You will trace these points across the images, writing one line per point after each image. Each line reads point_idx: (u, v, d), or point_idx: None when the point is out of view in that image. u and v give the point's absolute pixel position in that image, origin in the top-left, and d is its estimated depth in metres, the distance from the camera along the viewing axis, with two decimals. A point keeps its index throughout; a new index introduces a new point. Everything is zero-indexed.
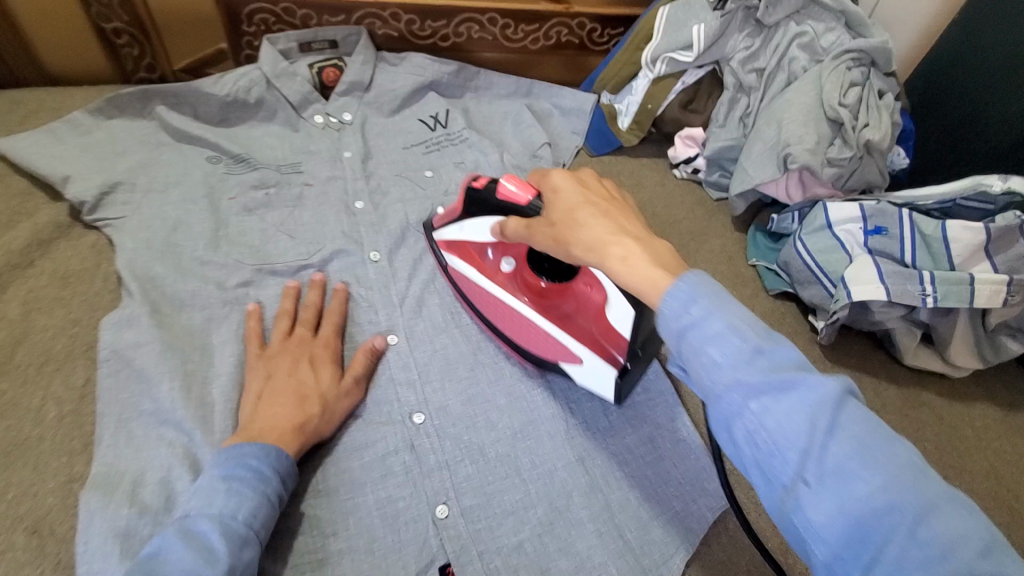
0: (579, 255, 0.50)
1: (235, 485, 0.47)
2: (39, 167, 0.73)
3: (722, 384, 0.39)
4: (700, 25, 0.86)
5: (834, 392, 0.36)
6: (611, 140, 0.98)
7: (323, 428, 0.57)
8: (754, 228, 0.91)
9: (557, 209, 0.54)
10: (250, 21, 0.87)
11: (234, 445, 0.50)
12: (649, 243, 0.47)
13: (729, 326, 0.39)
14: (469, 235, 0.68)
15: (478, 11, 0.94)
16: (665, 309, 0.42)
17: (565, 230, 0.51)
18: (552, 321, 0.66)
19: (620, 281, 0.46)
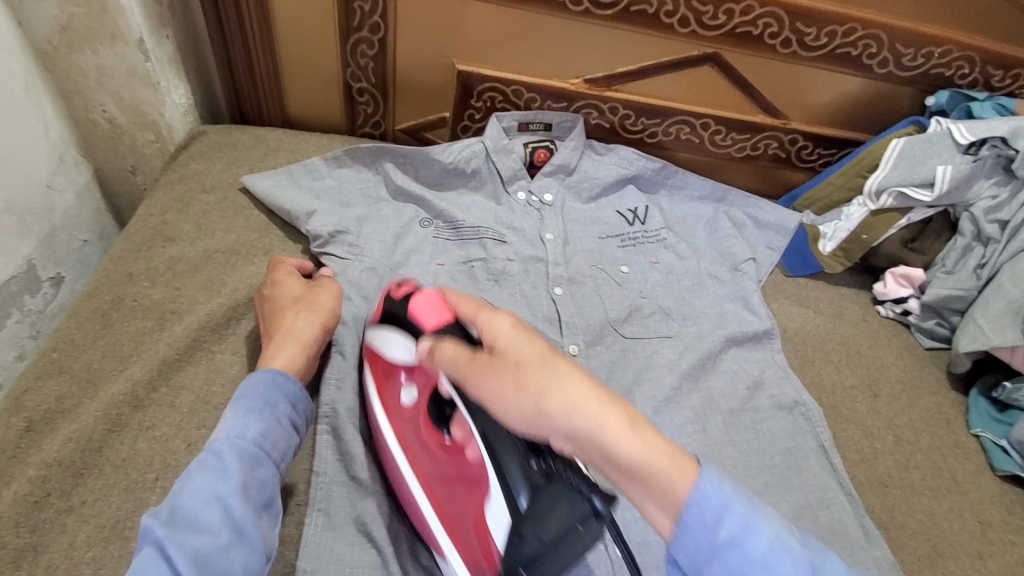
0: (556, 421, 0.43)
1: (246, 412, 0.53)
2: (282, 206, 0.78)
3: (712, 564, 0.39)
4: (945, 166, 0.81)
5: (816, 568, 0.38)
6: (812, 264, 0.92)
7: (323, 317, 0.64)
8: (976, 392, 0.80)
9: (511, 358, 0.45)
10: (479, 97, 0.91)
11: (250, 378, 0.57)
12: (625, 405, 0.42)
13: (715, 497, 0.39)
14: (384, 351, 0.60)
15: (695, 115, 0.92)
16: (688, 521, 0.40)
17: (535, 385, 0.43)
18: (444, 506, 0.55)
19: (617, 450, 0.41)
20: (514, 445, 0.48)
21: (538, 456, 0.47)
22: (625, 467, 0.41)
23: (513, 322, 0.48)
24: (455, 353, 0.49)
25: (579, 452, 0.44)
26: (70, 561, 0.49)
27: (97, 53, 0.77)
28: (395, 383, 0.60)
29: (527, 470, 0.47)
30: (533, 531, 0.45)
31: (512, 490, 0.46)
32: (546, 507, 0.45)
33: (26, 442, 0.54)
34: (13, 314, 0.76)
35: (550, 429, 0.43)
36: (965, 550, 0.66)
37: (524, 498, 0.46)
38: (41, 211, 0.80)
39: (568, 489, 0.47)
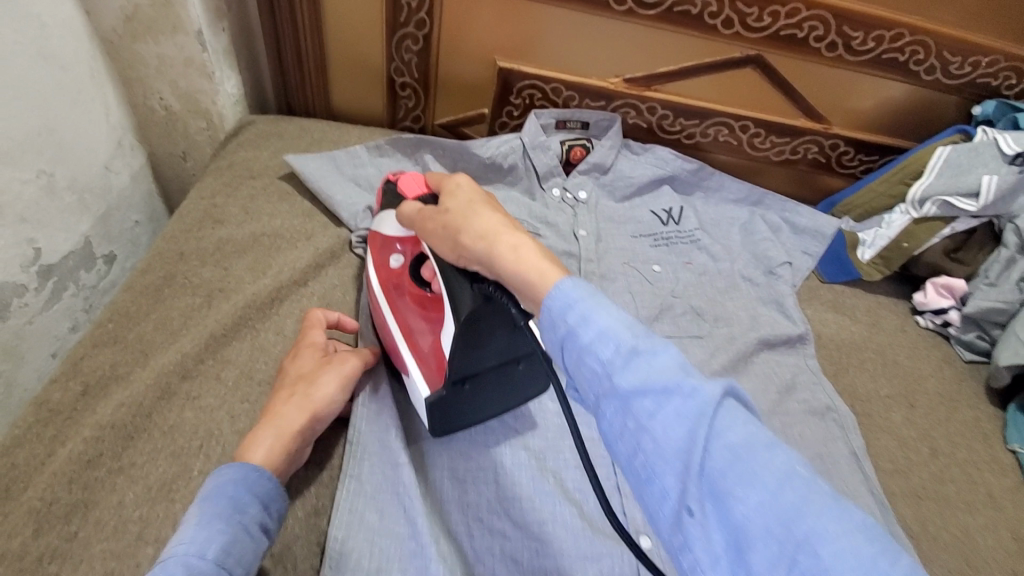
0: (468, 246, 0.47)
1: (209, 517, 0.44)
2: (324, 192, 0.80)
3: (604, 396, 0.37)
4: (990, 176, 0.78)
5: (710, 398, 0.33)
6: (849, 271, 0.91)
7: (317, 407, 0.55)
8: (1016, 408, 0.79)
9: (447, 206, 0.51)
10: (518, 94, 0.92)
11: (221, 469, 0.48)
12: (520, 232, 0.45)
13: (606, 327, 0.37)
14: (378, 224, 0.64)
15: (734, 117, 0.92)
16: (548, 313, 0.40)
17: (459, 221, 0.49)
18: (416, 342, 0.60)
19: (511, 268, 0.44)
20: (459, 281, 0.52)
21: (478, 281, 0.50)
22: (518, 284, 0.44)
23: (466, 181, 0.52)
24: (415, 208, 0.56)
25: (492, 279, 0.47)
26: (119, 520, 0.50)
27: (158, 43, 0.81)
28: (388, 252, 0.65)
29: (467, 289, 0.51)
30: (477, 353, 0.55)
31: (459, 303, 0.52)
32: (488, 329, 0.54)
33: (79, 406, 0.56)
34: (69, 287, 0.80)
35: (466, 256, 0.49)
36: (1000, 568, 0.64)
37: (465, 311, 0.51)
38: (98, 191, 0.84)
39: (505, 315, 0.52)
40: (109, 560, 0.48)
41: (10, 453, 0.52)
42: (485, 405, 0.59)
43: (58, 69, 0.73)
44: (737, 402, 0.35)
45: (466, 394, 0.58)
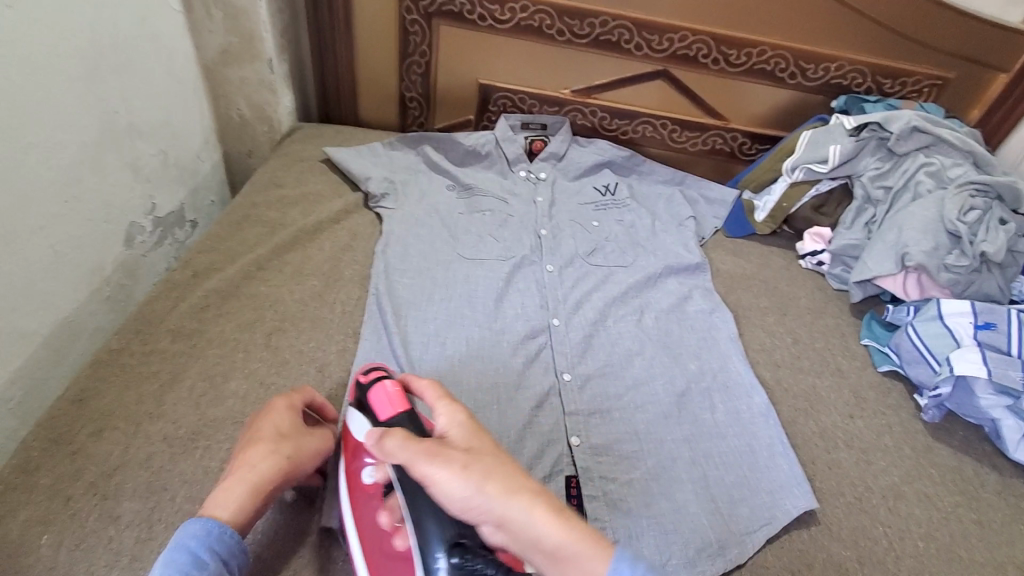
0: (495, 506, 0.51)
1: (168, 569, 0.51)
2: (352, 168, 1.11)
3: None
4: (836, 146, 1.07)
5: None
6: (745, 227, 1.19)
7: (287, 466, 0.61)
8: (870, 316, 1.03)
9: (457, 448, 0.54)
10: (495, 104, 1.25)
11: (187, 525, 0.54)
12: (551, 497, 0.52)
13: None
14: (356, 432, 0.64)
15: (655, 117, 1.23)
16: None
17: (481, 471, 0.52)
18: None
19: (547, 532, 0.50)
20: (445, 524, 0.52)
21: (460, 544, 0.51)
22: (550, 550, 0.50)
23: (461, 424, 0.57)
24: (397, 438, 0.55)
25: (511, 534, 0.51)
26: (221, 338, 0.78)
27: (241, 68, 1.16)
28: (359, 462, 0.63)
29: (448, 556, 0.50)
30: None
31: (438, 574, 0.50)
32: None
33: (192, 281, 0.86)
34: (169, 237, 1.12)
35: (486, 515, 0.51)
36: (839, 410, 0.87)
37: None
38: (191, 171, 1.17)
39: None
40: (216, 357, 0.76)
41: (151, 302, 0.81)
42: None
43: (176, 82, 1.08)
44: None
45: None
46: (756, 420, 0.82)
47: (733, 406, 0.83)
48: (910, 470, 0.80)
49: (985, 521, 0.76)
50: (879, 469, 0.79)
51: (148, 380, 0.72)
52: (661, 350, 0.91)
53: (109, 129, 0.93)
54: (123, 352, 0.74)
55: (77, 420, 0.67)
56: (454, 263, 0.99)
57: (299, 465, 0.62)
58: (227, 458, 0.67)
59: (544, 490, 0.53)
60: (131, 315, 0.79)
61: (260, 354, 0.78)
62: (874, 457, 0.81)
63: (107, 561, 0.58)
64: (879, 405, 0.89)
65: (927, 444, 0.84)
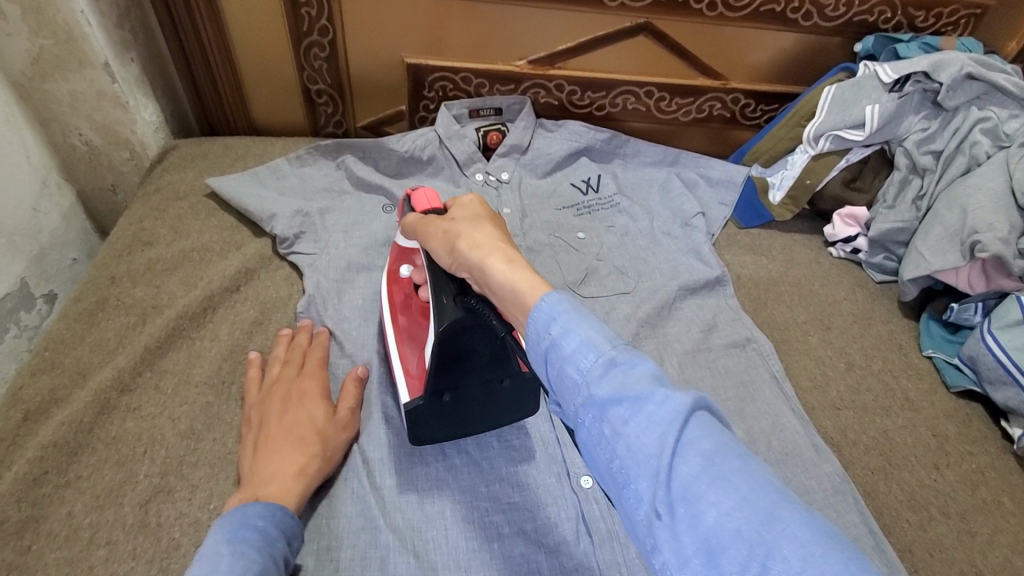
0: (463, 255, 0.51)
1: (242, 544, 0.44)
2: (248, 206, 0.81)
3: (581, 405, 0.41)
4: (873, 106, 0.84)
5: (680, 410, 0.37)
6: (762, 214, 0.96)
7: (325, 446, 0.57)
8: (927, 316, 0.84)
9: (452, 217, 0.56)
10: (431, 88, 0.96)
11: (238, 506, 0.48)
12: (509, 248, 0.50)
13: (585, 343, 0.41)
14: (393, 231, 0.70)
15: (637, 84, 0.97)
16: (532, 328, 0.44)
17: (457, 230, 0.54)
18: (406, 345, 0.64)
19: (501, 276, 0.48)
20: (445, 285, 0.56)
21: (463, 294, 0.55)
22: (501, 290, 0.48)
23: (468, 201, 0.58)
24: (413, 219, 0.61)
25: (480, 289, 0.52)
26: (69, 530, 0.52)
27: (68, 79, 0.83)
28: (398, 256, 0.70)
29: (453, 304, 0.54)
30: (458, 369, 0.56)
31: (444, 316, 0.54)
32: (469, 342, 0.55)
33: (21, 431, 0.58)
34: (9, 329, 0.81)
35: (460, 264, 0.53)
36: (921, 462, 0.68)
37: (446, 323, 0.54)
38: (28, 232, 0.85)
39: (486, 328, 0.55)
40: (61, 568, 0.50)
41: None
42: (468, 414, 0.60)
43: None
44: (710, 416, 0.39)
45: (445, 407, 0.59)
46: (831, 499, 0.63)
47: (799, 485, 0.64)
48: (1022, 534, 0.64)
49: None
50: (986, 540, 0.63)
51: None
52: None
53: None
54: None
55: None
56: None
57: (337, 459, 0.58)
58: None
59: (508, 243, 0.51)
60: None
61: (134, 543, 0.52)
62: (976, 523, 0.64)
63: None
64: (963, 442, 0.72)
65: None
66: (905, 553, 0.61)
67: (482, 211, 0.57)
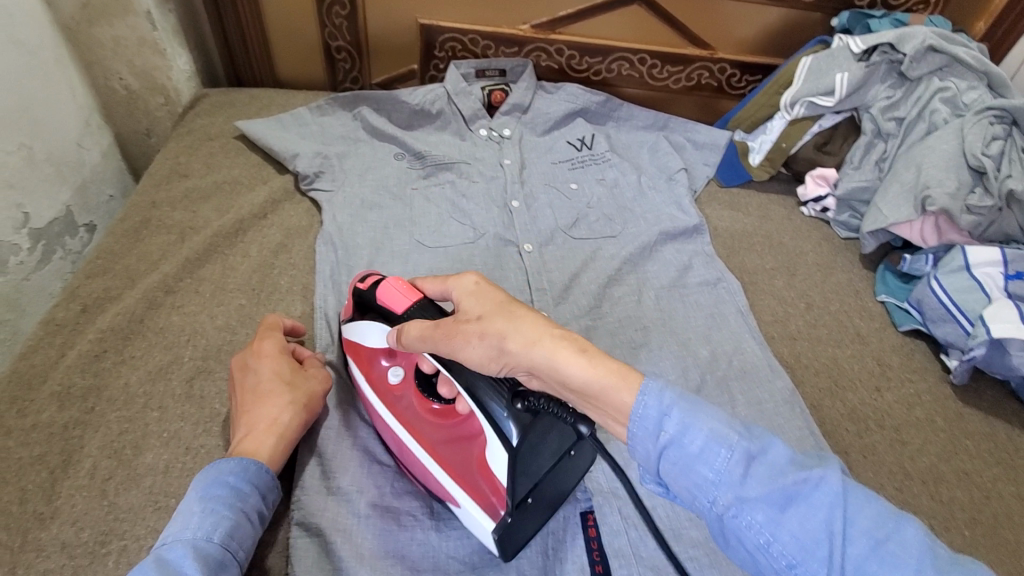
0: (519, 352, 0.48)
1: (211, 503, 0.48)
2: (274, 146, 0.90)
3: (726, 503, 0.41)
4: (843, 74, 0.93)
5: (835, 489, 0.39)
6: (742, 175, 1.05)
7: (297, 393, 0.59)
8: (884, 267, 0.93)
9: (476, 313, 0.51)
10: (441, 48, 1.04)
11: (214, 463, 0.52)
12: (574, 337, 0.48)
13: (711, 437, 0.42)
14: (361, 338, 0.64)
15: (631, 51, 1.06)
16: (637, 431, 0.44)
17: (494, 324, 0.50)
18: (438, 454, 0.57)
19: (574, 373, 0.46)
20: (500, 384, 0.52)
21: (521, 396, 0.51)
22: (578, 390, 0.46)
23: (471, 281, 0.55)
24: (422, 326, 0.55)
25: (550, 387, 0.49)
26: (126, 396, 0.61)
27: (113, 25, 0.91)
28: (379, 366, 0.63)
29: (514, 410, 0.50)
30: (534, 467, 0.52)
31: (511, 427, 0.50)
32: (541, 442, 0.52)
33: (81, 320, 0.67)
34: (57, 250, 0.91)
35: (513, 364, 0.49)
36: (863, 385, 0.78)
37: (518, 433, 0.50)
38: (73, 165, 0.93)
39: (558, 427, 0.52)
40: (121, 423, 0.59)
41: (28, 356, 0.63)
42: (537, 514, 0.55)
43: (28, 53, 0.84)
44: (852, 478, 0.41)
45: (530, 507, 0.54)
46: (780, 409, 0.73)
47: (754, 397, 0.74)
48: (945, 445, 0.74)
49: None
50: (915, 447, 0.73)
51: (32, 468, 0.55)
52: (666, 336, 0.79)
53: None
54: None
55: None
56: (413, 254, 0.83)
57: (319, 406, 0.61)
58: None
59: (558, 327, 0.49)
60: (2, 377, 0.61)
61: (182, 408, 0.61)
62: (908, 435, 0.74)
63: None
64: (904, 372, 0.81)
65: (957, 411, 0.78)
66: (841, 454, 0.71)
67: (501, 291, 0.53)
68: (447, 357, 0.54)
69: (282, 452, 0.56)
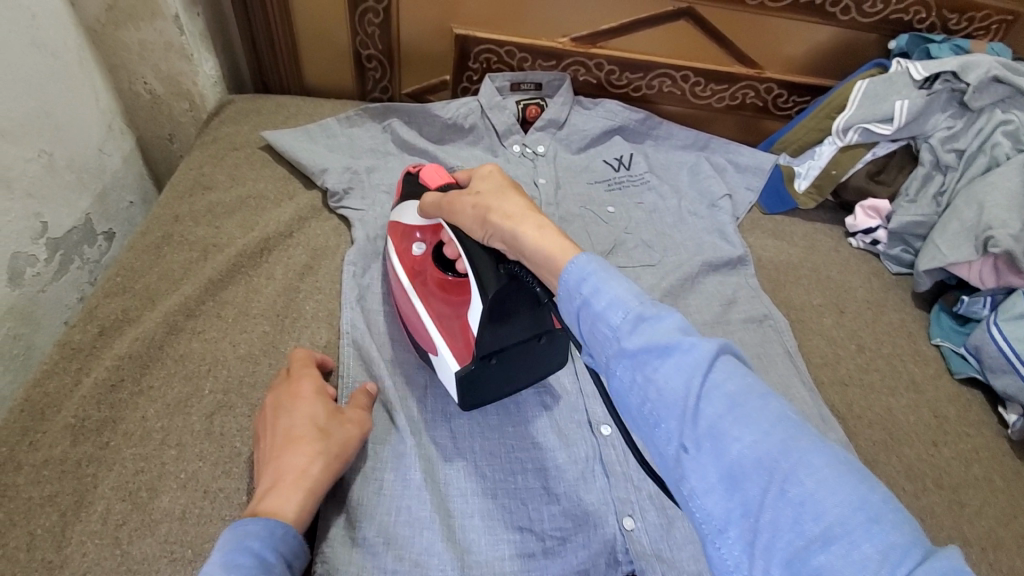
0: (493, 222, 0.53)
1: (236, 571, 0.42)
2: (301, 159, 0.86)
3: (613, 358, 0.41)
4: (903, 101, 0.87)
5: (706, 356, 0.38)
6: (786, 202, 0.99)
7: (329, 442, 0.55)
8: (938, 308, 0.87)
9: (476, 188, 0.57)
10: (476, 59, 1.00)
11: (238, 523, 0.46)
12: (540, 215, 0.51)
13: (615, 301, 0.42)
14: (401, 215, 0.70)
15: (674, 68, 1.01)
16: (563, 293, 0.45)
17: (485, 200, 0.54)
18: (440, 321, 0.64)
19: (530, 243, 0.49)
20: (484, 254, 0.57)
21: (504, 263, 0.56)
22: (534, 257, 0.49)
23: (485, 171, 0.58)
24: (439, 197, 0.61)
25: (514, 255, 0.53)
26: (142, 430, 0.58)
27: (139, 29, 0.88)
28: (408, 241, 0.70)
29: (496, 274, 0.56)
30: (500, 331, 0.59)
31: (486, 285, 0.56)
32: (512, 309, 0.58)
33: (98, 344, 0.64)
34: (75, 260, 0.87)
35: (491, 232, 0.54)
36: (921, 438, 0.73)
37: (490, 290, 0.56)
38: (94, 172, 0.90)
39: (529, 293, 0.57)
40: (137, 462, 0.56)
41: (42, 382, 0.60)
42: (507, 377, 0.63)
43: (50, 56, 0.80)
44: (735, 359, 0.40)
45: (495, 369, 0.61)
46: None
47: None
48: (1007, 508, 0.69)
49: None
50: (975, 510, 0.68)
51: (43, 509, 0.52)
52: None
53: None
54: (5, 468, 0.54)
55: None
56: None
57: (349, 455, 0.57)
58: None
59: (533, 208, 0.52)
60: (13, 406, 0.58)
61: (201, 446, 0.58)
62: (966, 495, 0.69)
63: None
64: (961, 425, 0.76)
65: (1019, 470, 0.73)
66: None
67: (501, 176, 0.57)
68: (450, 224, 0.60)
69: (308, 508, 0.51)
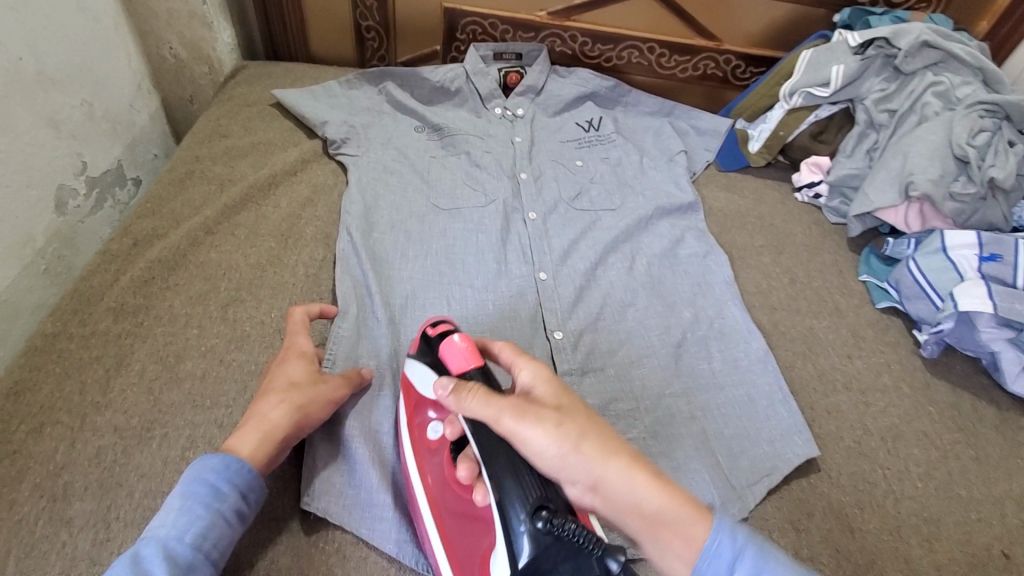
0: (592, 467, 0.48)
1: (190, 502, 0.52)
2: (305, 113, 0.99)
3: None
4: (840, 66, 0.98)
5: None
6: (739, 160, 1.11)
7: (299, 405, 0.60)
8: (869, 250, 0.98)
9: (549, 401, 0.51)
10: (463, 31, 1.12)
11: (205, 457, 0.55)
12: (655, 468, 0.49)
13: (783, 575, 0.46)
14: (419, 380, 0.60)
15: (641, 40, 1.12)
16: (705, 566, 0.46)
17: (576, 430, 0.49)
18: (456, 539, 0.55)
19: (638, 493, 0.47)
20: (528, 490, 0.46)
21: (546, 507, 0.45)
22: (648, 517, 0.47)
23: (544, 383, 0.52)
24: (479, 389, 0.52)
25: (618, 512, 0.48)
26: (172, 315, 0.71)
27: None
28: (425, 415, 0.62)
29: (534, 523, 0.45)
30: None
31: (520, 537, 0.45)
32: (548, 569, 0.44)
33: (133, 252, 0.76)
34: (109, 199, 1.00)
35: (580, 471, 0.48)
36: (836, 351, 0.85)
37: (528, 550, 0.44)
38: (126, 124, 1.03)
39: (573, 552, 0.43)
40: (167, 336, 0.69)
41: (89, 278, 0.72)
42: None
43: (92, 19, 0.93)
44: None
45: None
46: (754, 367, 0.80)
47: (731, 357, 0.81)
48: (909, 409, 0.80)
49: (983, 458, 0.77)
50: (878, 409, 0.79)
51: (92, 366, 0.65)
52: (655, 299, 0.86)
53: (14, 80, 0.79)
54: (59, 338, 0.67)
55: (16, 415, 0.61)
56: (428, 215, 0.90)
57: (318, 414, 0.62)
58: (187, 447, 0.62)
59: (637, 458, 0.49)
60: (65, 294, 0.71)
61: (218, 328, 0.71)
62: (873, 397, 0.81)
63: (61, 570, 0.53)
64: (878, 345, 0.87)
65: (926, 382, 0.84)
66: (807, 409, 0.79)
67: (573, 400, 0.52)
68: (494, 432, 0.51)
69: (266, 457, 0.58)
